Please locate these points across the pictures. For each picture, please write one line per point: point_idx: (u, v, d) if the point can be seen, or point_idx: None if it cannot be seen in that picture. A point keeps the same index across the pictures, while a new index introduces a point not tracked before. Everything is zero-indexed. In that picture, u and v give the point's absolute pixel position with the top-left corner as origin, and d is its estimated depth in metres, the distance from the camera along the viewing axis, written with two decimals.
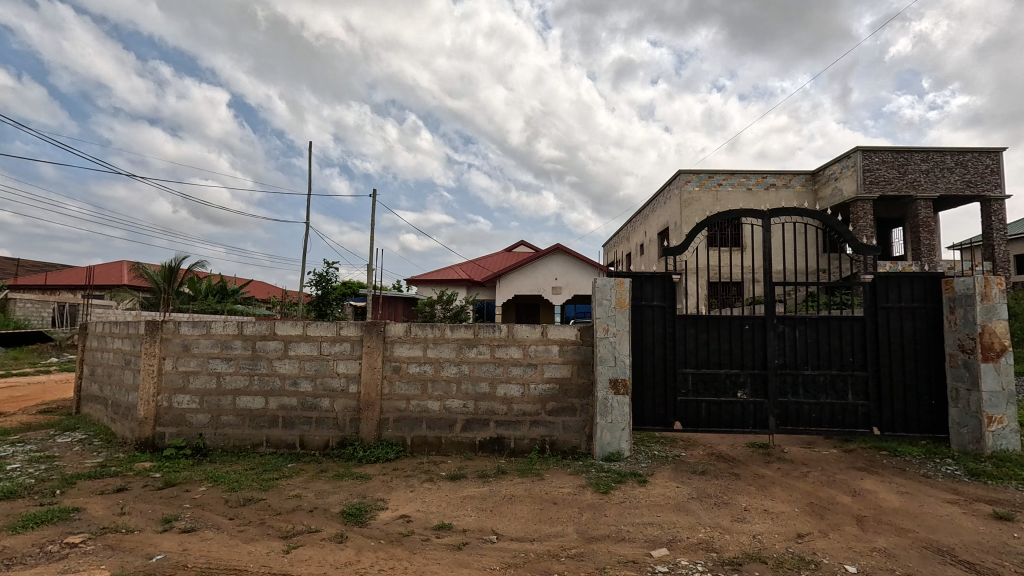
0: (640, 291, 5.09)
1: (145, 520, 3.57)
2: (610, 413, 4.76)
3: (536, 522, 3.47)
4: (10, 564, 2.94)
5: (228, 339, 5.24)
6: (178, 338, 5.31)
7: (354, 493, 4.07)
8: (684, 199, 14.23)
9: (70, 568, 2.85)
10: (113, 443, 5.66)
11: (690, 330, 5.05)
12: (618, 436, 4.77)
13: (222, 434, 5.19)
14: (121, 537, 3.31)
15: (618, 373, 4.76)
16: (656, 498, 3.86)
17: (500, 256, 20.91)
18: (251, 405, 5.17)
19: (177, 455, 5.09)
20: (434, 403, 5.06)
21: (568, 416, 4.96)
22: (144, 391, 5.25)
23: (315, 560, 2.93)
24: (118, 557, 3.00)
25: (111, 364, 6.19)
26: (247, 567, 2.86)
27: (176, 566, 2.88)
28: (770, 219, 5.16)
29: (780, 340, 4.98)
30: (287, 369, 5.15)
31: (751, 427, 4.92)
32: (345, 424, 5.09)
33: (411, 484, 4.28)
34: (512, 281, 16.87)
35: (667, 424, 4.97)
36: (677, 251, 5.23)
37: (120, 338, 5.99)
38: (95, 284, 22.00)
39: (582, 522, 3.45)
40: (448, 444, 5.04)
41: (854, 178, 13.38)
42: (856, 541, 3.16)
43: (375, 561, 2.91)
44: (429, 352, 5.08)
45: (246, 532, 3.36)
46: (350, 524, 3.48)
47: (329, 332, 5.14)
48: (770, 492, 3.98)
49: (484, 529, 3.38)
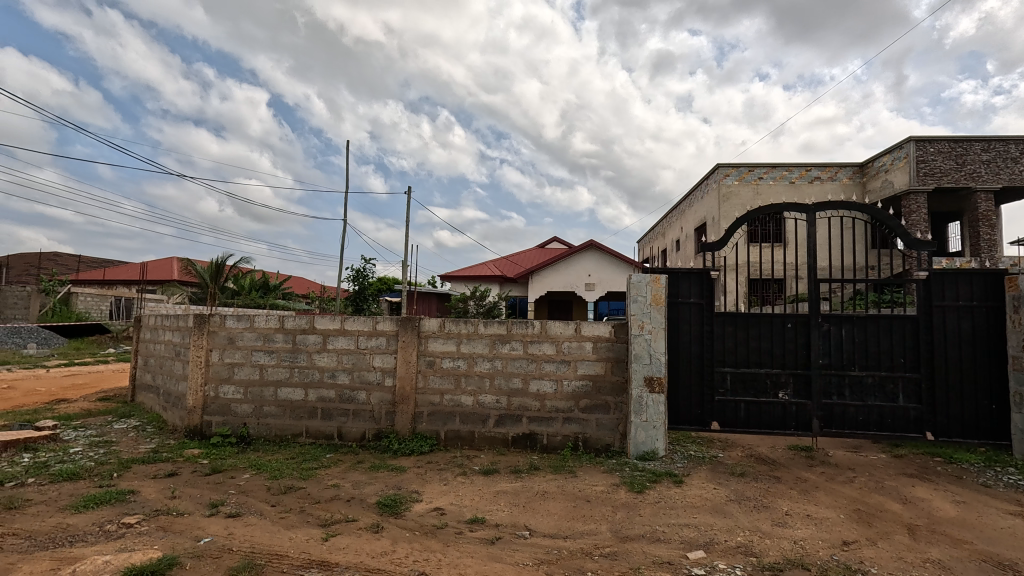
0: (677, 288, 4.98)
1: (194, 505, 3.75)
2: (645, 411, 4.69)
3: (569, 519, 3.46)
4: (73, 541, 3.13)
5: (270, 332, 5.43)
6: (223, 331, 5.53)
7: (390, 485, 4.15)
8: (722, 194, 13.84)
9: (127, 547, 3.02)
10: (165, 430, 5.96)
11: (728, 328, 4.90)
12: (653, 435, 4.69)
13: (265, 424, 5.39)
14: (172, 520, 3.48)
15: (653, 371, 4.68)
16: (692, 499, 3.77)
17: (533, 252, 20.83)
18: (292, 397, 5.34)
19: (223, 442, 5.32)
20: (467, 398, 5.10)
21: (601, 413, 4.91)
22: (193, 381, 5.50)
23: (352, 549, 3.01)
24: (169, 538, 3.16)
25: (163, 355, 6.50)
26: (288, 553, 2.96)
27: (222, 549, 3.01)
28: (816, 213, 4.88)
29: (825, 340, 4.78)
30: (325, 363, 5.29)
31: (793, 429, 4.76)
32: (381, 416, 5.20)
33: (445, 477, 4.34)
34: (544, 277, 16.80)
35: (704, 423, 4.86)
36: (717, 246, 5.06)
37: (171, 331, 6.29)
38: (150, 280, 23.47)
39: (616, 521, 3.41)
40: (481, 439, 5.07)
41: (907, 170, 12.72)
42: (907, 551, 3.00)
43: (410, 552, 2.96)
44: (463, 347, 5.12)
45: (287, 520, 3.48)
46: (385, 515, 3.55)
47: (366, 327, 5.25)
48: (814, 497, 3.84)
49: (517, 524, 3.39)
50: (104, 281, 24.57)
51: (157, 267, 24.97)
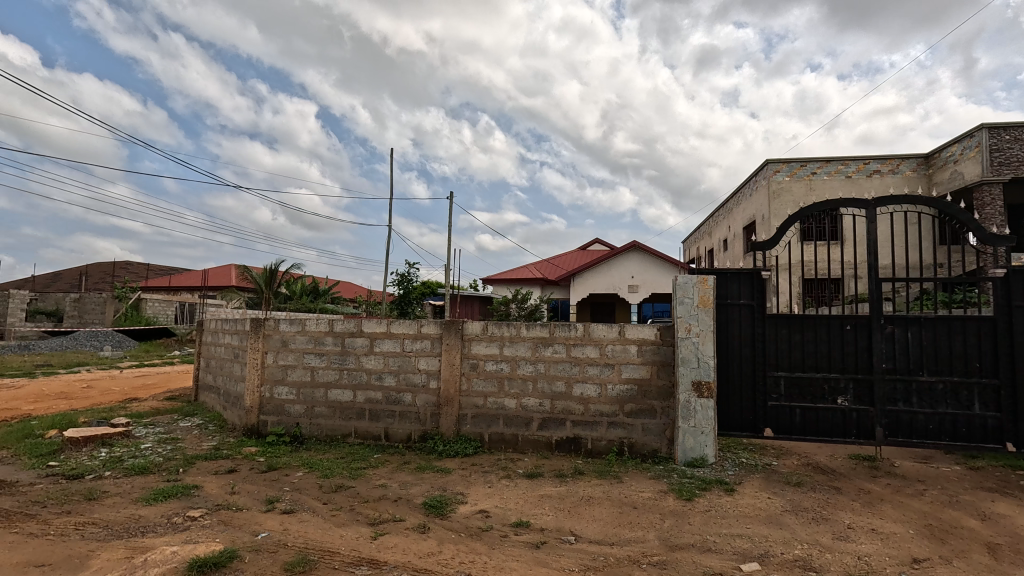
0: (725, 289, 4.82)
1: (252, 501, 3.92)
2: (693, 417, 4.56)
3: (616, 525, 3.40)
4: (145, 531, 3.35)
5: (321, 336, 5.62)
6: (277, 335, 5.78)
7: (436, 486, 4.21)
8: (772, 190, 13.30)
9: (192, 539, 3.20)
10: (225, 429, 6.29)
11: (781, 331, 4.70)
12: (702, 441, 4.56)
13: (316, 424, 5.58)
14: (233, 514, 3.66)
15: (701, 375, 4.55)
16: (745, 509, 3.63)
17: (575, 254, 20.69)
18: (341, 398, 5.52)
19: (278, 441, 5.55)
20: (510, 401, 5.11)
21: (647, 418, 4.81)
22: (250, 382, 5.77)
23: (401, 548, 3.06)
24: (230, 532, 3.32)
25: (223, 357, 6.86)
26: (340, 550, 3.05)
27: (278, 544, 3.13)
28: (876, 208, 4.60)
29: (889, 343, 4.50)
30: (373, 365, 5.43)
31: (854, 437, 4.50)
32: (427, 418, 5.29)
33: (489, 479, 4.36)
34: (585, 279, 16.64)
35: (756, 430, 4.67)
36: (768, 246, 4.86)
37: (230, 334, 6.63)
38: (210, 286, 24.88)
39: (664, 529, 3.33)
40: (524, 442, 5.07)
41: (979, 160, 11.80)
42: (987, 572, 2.77)
43: (457, 554, 2.99)
44: (506, 350, 5.14)
45: (338, 518, 3.59)
46: (432, 516, 3.60)
47: (411, 330, 5.36)
48: (879, 510, 3.61)
49: (562, 529, 3.36)
50: (170, 287, 26.24)
51: (217, 273, 26.44)
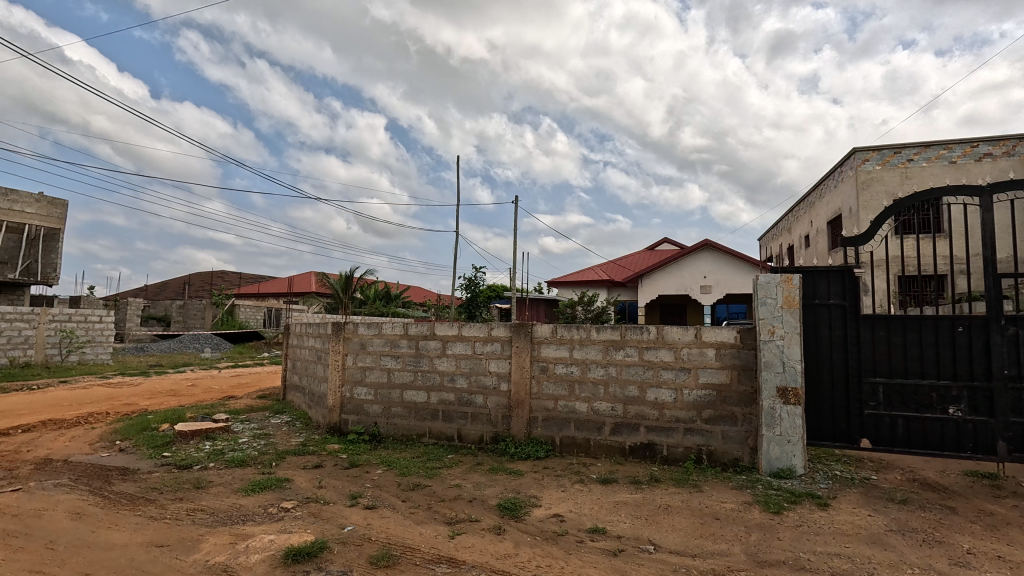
0: (813, 288, 4.50)
1: (338, 495, 4.14)
2: (779, 425, 4.29)
3: (696, 536, 3.26)
4: (246, 519, 3.63)
5: (396, 338, 5.85)
6: (356, 338, 6.08)
7: (509, 488, 4.24)
8: (861, 181, 12.28)
9: (287, 528, 3.43)
10: (311, 426, 6.70)
11: (879, 333, 4.31)
12: (789, 451, 4.28)
13: (393, 423, 5.81)
14: (321, 507, 3.88)
15: (787, 381, 4.27)
16: (842, 526, 3.35)
17: (643, 255, 20.17)
18: (416, 399, 5.71)
19: (358, 439, 5.83)
20: (581, 405, 5.05)
21: (727, 424, 4.58)
22: (332, 382, 6.11)
23: (478, 548, 3.11)
24: (319, 524, 3.52)
25: (307, 359, 7.32)
26: (420, 547, 3.15)
27: (363, 537, 3.29)
28: (992, 195, 4.11)
29: (1012, 347, 4.00)
30: (445, 367, 5.58)
31: (969, 451, 4.05)
32: (498, 420, 5.35)
33: (562, 483, 4.33)
34: (654, 280, 16.14)
35: (851, 441, 4.32)
36: (860, 241, 4.49)
37: (313, 337, 7.05)
38: (294, 292, 26.68)
39: (750, 543, 3.15)
40: (597, 447, 4.99)
41: None
42: None
43: (533, 557, 2.99)
44: (576, 353, 5.09)
45: (416, 515, 3.70)
46: (507, 518, 3.63)
47: (481, 333, 5.45)
48: (1005, 535, 3.20)
49: (640, 538, 3.27)
50: (259, 294, 28.43)
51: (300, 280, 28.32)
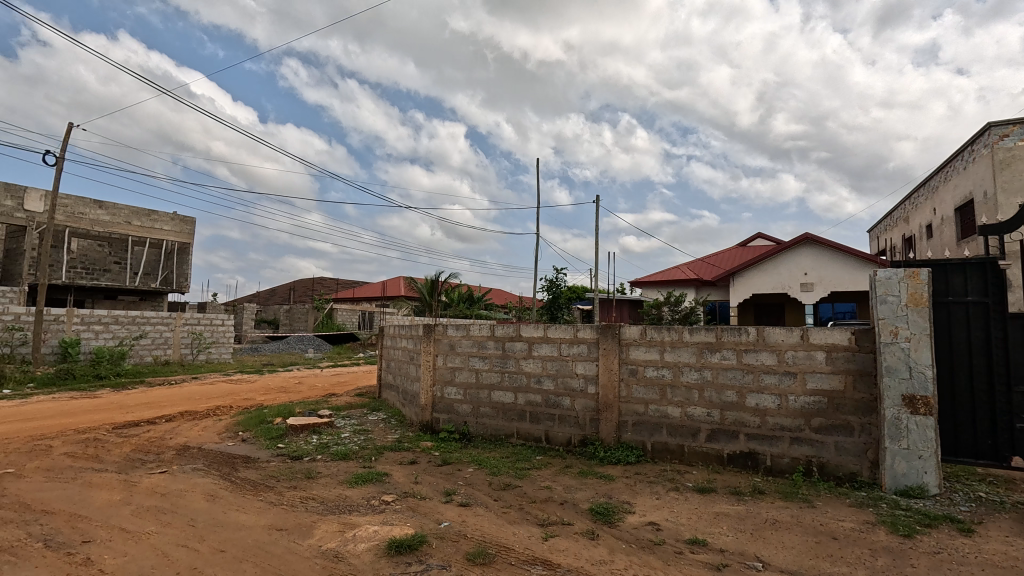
0: (945, 284, 3.98)
1: (433, 491, 4.30)
2: (905, 438, 3.84)
3: (811, 556, 2.99)
4: (351, 510, 3.87)
5: (483, 340, 5.97)
6: (446, 339, 6.28)
7: (600, 492, 4.16)
8: (998, 160, 10.71)
9: (388, 521, 3.61)
10: (405, 423, 7.03)
11: None
12: (919, 468, 3.81)
13: (482, 423, 5.94)
14: (418, 502, 4.05)
15: (915, 388, 3.81)
16: (992, 557, 2.92)
17: (733, 252, 19.04)
18: (504, 399, 5.79)
19: (449, 437, 6.03)
20: (674, 409, 4.85)
21: (842, 435, 4.17)
22: (424, 382, 6.36)
23: (572, 552, 3.08)
24: (417, 518, 3.68)
25: (400, 359, 7.69)
26: (514, 547, 3.18)
27: (459, 534, 3.38)
28: None
29: None
30: (532, 368, 5.60)
31: None
32: (586, 423, 5.27)
33: (656, 491, 4.17)
34: (747, 278, 15.13)
35: (998, 458, 3.76)
36: (1006, 229, 3.90)
37: (405, 338, 7.40)
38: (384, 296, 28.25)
39: (876, 568, 2.83)
40: (691, 454, 4.76)
41: None
42: None
43: (630, 565, 2.91)
44: (667, 355, 4.90)
45: (509, 515, 3.75)
46: (600, 523, 3.56)
47: (567, 334, 5.41)
48: None
49: (746, 553, 3.07)
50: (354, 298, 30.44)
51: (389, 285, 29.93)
